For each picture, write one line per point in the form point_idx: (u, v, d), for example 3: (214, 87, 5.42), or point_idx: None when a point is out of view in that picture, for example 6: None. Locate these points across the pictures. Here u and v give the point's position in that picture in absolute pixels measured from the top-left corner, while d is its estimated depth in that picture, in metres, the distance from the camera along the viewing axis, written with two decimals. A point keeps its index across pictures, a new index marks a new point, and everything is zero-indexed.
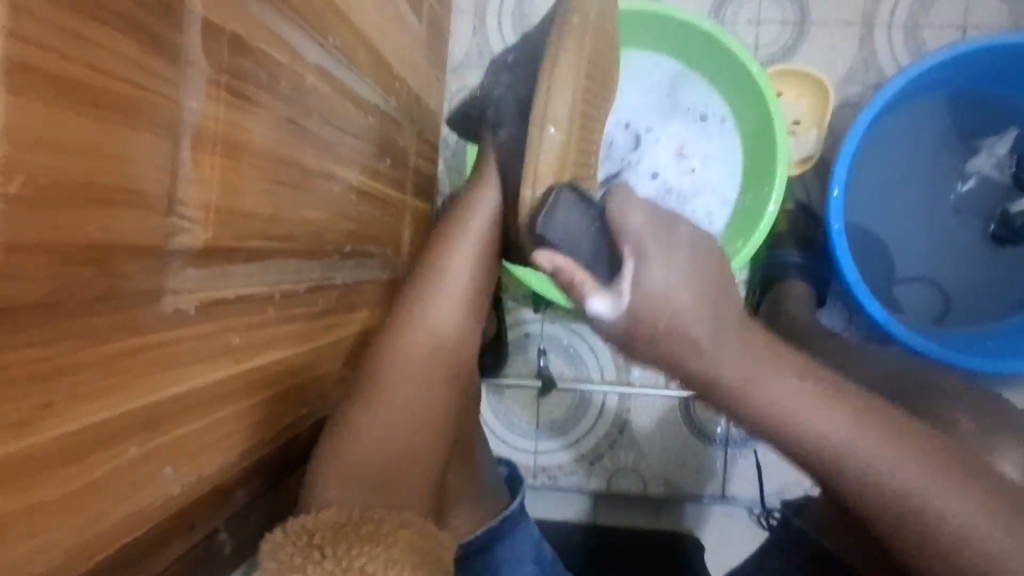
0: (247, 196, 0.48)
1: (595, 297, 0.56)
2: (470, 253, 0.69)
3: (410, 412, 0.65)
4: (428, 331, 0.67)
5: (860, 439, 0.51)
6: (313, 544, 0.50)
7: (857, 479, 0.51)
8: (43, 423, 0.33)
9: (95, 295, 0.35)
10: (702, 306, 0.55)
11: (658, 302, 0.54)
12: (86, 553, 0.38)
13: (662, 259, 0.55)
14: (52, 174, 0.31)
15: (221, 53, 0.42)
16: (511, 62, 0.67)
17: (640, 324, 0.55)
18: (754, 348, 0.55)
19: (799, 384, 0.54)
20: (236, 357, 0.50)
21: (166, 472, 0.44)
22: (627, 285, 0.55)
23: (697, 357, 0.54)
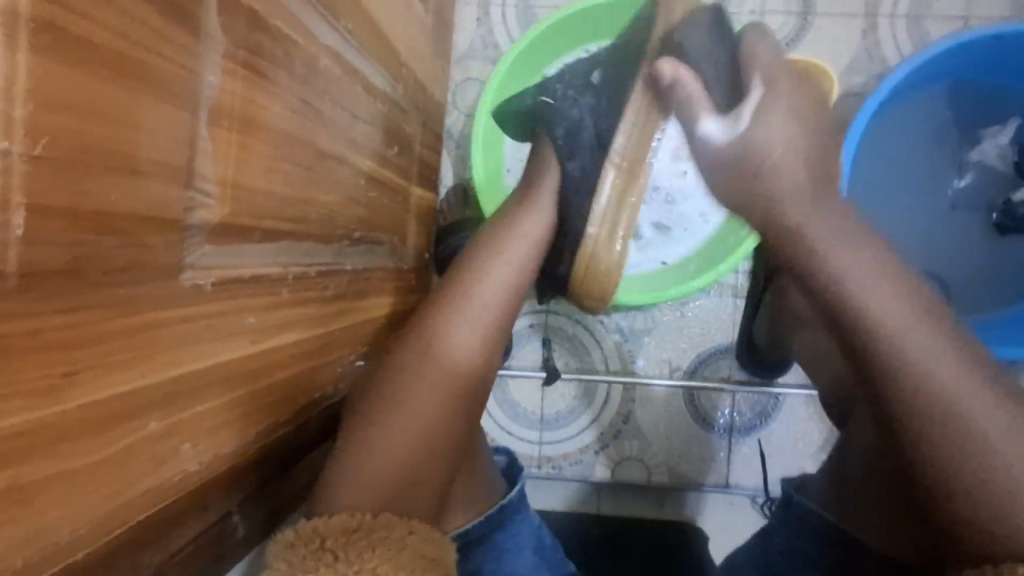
0: (262, 176, 0.48)
1: (707, 118, 0.60)
2: (516, 257, 0.69)
3: (429, 408, 0.62)
4: (460, 339, 0.65)
5: (922, 339, 0.52)
6: (324, 549, 0.47)
7: (908, 382, 0.51)
8: (67, 392, 0.33)
9: (117, 265, 0.35)
10: (800, 159, 0.58)
11: (766, 145, 0.58)
12: (107, 526, 0.38)
13: (792, 104, 0.59)
14: (74, 139, 0.31)
15: (238, 28, 0.42)
16: (595, 83, 0.68)
17: (734, 161, 0.60)
18: (846, 228, 0.57)
19: (889, 280, 0.55)
20: (251, 337, 0.49)
21: (185, 448, 0.44)
22: (747, 113, 0.59)
23: (784, 210, 0.58)
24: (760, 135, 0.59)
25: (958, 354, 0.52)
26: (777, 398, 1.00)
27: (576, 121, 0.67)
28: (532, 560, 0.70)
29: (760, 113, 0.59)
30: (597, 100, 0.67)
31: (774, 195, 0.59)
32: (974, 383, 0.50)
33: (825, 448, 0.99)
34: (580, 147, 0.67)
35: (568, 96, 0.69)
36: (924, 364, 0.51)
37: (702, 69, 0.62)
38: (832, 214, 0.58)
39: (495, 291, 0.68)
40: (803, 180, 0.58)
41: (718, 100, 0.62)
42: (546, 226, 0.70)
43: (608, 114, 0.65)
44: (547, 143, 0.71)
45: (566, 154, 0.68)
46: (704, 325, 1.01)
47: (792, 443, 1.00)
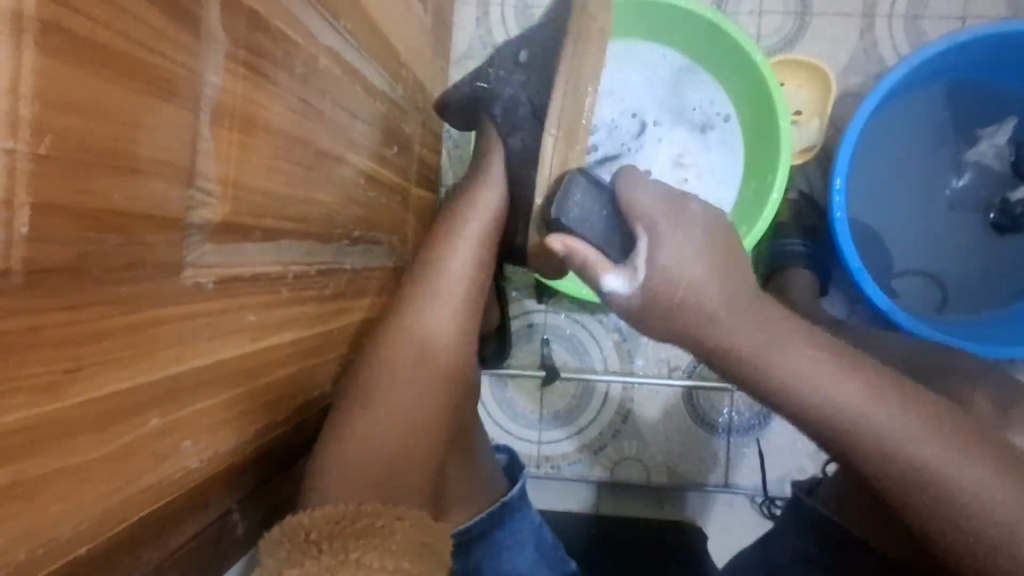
0: (263, 175, 0.48)
1: (610, 273, 0.58)
2: (474, 236, 0.68)
3: (411, 396, 0.63)
4: (435, 330, 0.65)
5: (837, 388, 0.52)
6: (309, 542, 0.47)
7: (839, 428, 0.52)
8: (70, 389, 0.33)
9: (119, 263, 0.35)
10: (710, 278, 0.56)
11: (670, 284, 0.56)
12: (108, 522, 0.38)
13: (675, 238, 0.57)
14: (79, 138, 0.31)
15: (239, 28, 0.42)
16: (523, 61, 0.63)
17: (654, 306, 0.57)
18: (769, 321, 0.56)
19: (821, 357, 0.54)
20: (251, 334, 0.50)
21: (186, 445, 0.44)
22: (642, 265, 0.57)
23: (714, 332, 0.56)
24: (663, 273, 0.56)
25: (880, 383, 0.53)
26: None
27: (513, 98, 0.63)
28: (531, 557, 0.70)
29: (653, 256, 0.57)
30: (527, 77, 0.62)
31: (689, 319, 0.56)
32: (899, 416, 0.51)
33: (824, 447, 0.99)
34: (519, 120, 0.64)
35: (499, 73, 0.64)
36: (850, 407, 0.52)
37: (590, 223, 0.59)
38: (760, 319, 0.56)
39: (464, 273, 0.68)
40: (723, 305, 0.56)
41: (615, 254, 0.60)
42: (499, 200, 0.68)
43: (540, 88, 0.61)
44: (489, 126, 0.68)
45: (508, 129, 0.65)
46: None
47: (791, 442, 1.00)
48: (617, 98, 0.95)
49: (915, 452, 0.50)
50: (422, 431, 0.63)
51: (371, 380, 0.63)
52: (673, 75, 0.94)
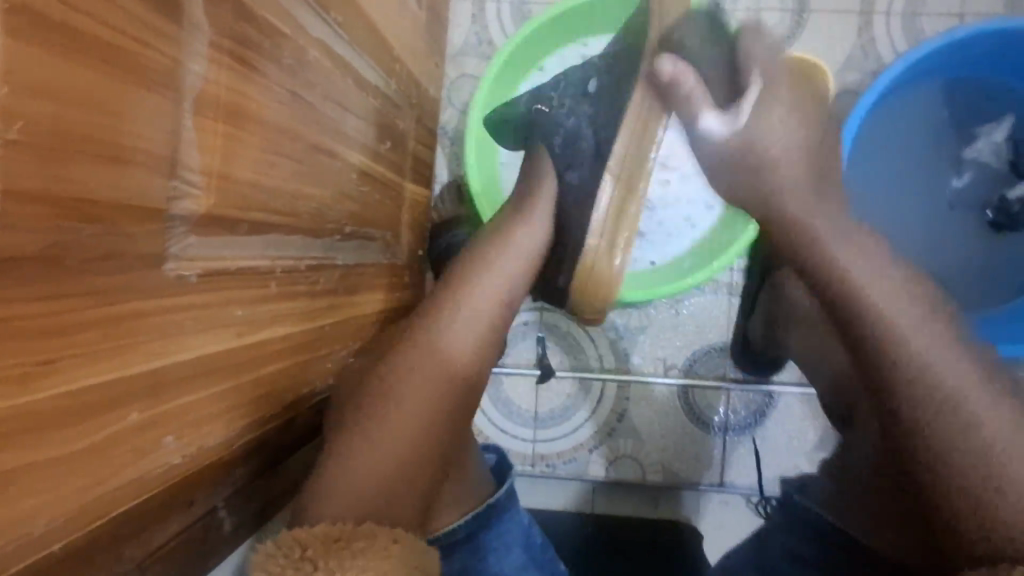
0: (250, 167, 0.47)
1: (707, 114, 0.61)
2: (508, 265, 0.71)
3: (424, 406, 0.62)
4: (448, 341, 0.65)
5: (916, 329, 0.54)
6: (304, 559, 0.46)
7: (928, 389, 0.52)
8: (45, 381, 0.33)
9: (96, 254, 0.34)
10: (802, 149, 0.62)
11: (764, 148, 0.61)
12: (87, 517, 0.37)
13: (787, 111, 0.62)
14: (52, 125, 0.30)
15: (224, 18, 0.42)
16: (592, 92, 0.70)
17: (735, 158, 0.62)
18: (858, 242, 0.60)
19: (894, 285, 0.57)
20: (237, 330, 0.49)
21: (168, 440, 0.43)
22: (745, 107, 0.61)
23: (781, 203, 0.62)
24: (753, 143, 0.61)
25: (964, 372, 0.53)
26: (772, 396, 1.00)
27: (575, 130, 0.69)
28: (520, 559, 0.69)
29: (763, 107, 0.61)
30: (594, 109, 0.68)
31: (770, 183, 0.62)
32: (963, 367, 0.53)
33: (821, 447, 0.99)
34: (578, 156, 0.68)
35: (564, 105, 0.71)
36: (944, 374, 0.52)
37: (705, 69, 0.62)
38: (865, 257, 0.59)
39: (490, 296, 0.69)
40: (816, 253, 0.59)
41: (716, 95, 0.62)
42: (544, 233, 0.72)
43: (608, 125, 0.65)
44: (545, 151, 0.72)
45: (564, 162, 0.69)
46: (699, 324, 1.00)
47: (787, 441, 1.00)
48: None
49: (990, 433, 0.50)
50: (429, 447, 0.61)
51: (399, 383, 0.63)
52: None
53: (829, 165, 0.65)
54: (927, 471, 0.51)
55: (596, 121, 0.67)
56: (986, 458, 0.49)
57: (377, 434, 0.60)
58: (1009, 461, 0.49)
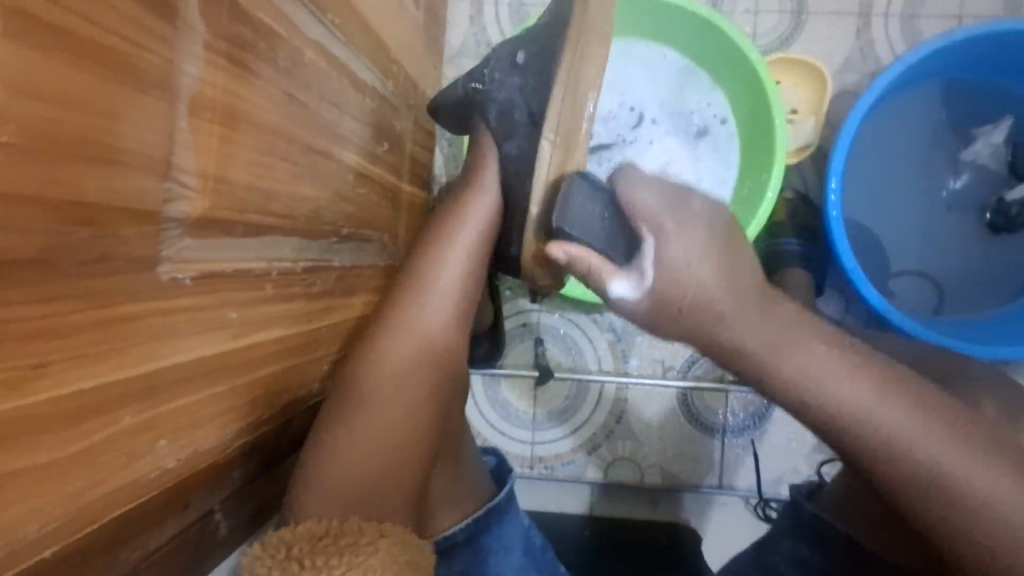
0: (246, 169, 0.47)
1: (616, 279, 0.57)
2: (464, 247, 0.67)
3: (393, 409, 0.61)
4: (413, 336, 0.64)
5: (862, 400, 0.51)
6: (289, 558, 0.45)
7: (851, 432, 0.51)
8: (39, 384, 0.32)
9: (90, 256, 0.34)
10: (722, 282, 0.55)
11: (680, 288, 0.55)
12: (79, 522, 0.37)
13: (683, 238, 0.56)
14: (46, 128, 0.30)
15: (220, 19, 0.42)
16: (521, 62, 0.63)
17: (658, 303, 0.56)
18: (780, 317, 0.56)
19: (838, 362, 0.53)
20: (232, 332, 0.49)
21: (162, 444, 0.43)
22: (648, 267, 0.56)
23: (717, 331, 0.55)
24: (669, 272, 0.56)
25: (903, 403, 0.51)
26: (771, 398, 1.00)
27: (509, 102, 0.63)
28: (520, 561, 0.69)
29: (662, 248, 0.56)
30: (524, 79, 0.62)
31: (709, 332, 0.56)
32: (924, 421, 0.50)
33: (819, 449, 0.99)
34: (516, 125, 0.63)
35: (497, 80, 0.64)
36: (863, 405, 0.51)
37: (593, 230, 0.58)
38: (777, 322, 0.55)
39: (449, 286, 0.66)
40: (734, 302, 0.55)
41: (616, 256, 0.58)
42: (491, 209, 0.67)
43: (541, 92, 0.60)
44: (483, 126, 0.66)
45: (504, 133, 0.64)
46: None
47: (787, 443, 1.00)
48: (618, 91, 0.94)
49: (917, 452, 0.49)
50: (401, 452, 0.61)
51: (366, 380, 0.62)
52: (671, 76, 0.93)
53: (747, 275, 0.57)
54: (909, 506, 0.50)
55: (528, 94, 0.62)
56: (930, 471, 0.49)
57: (357, 438, 0.60)
58: (949, 473, 0.48)
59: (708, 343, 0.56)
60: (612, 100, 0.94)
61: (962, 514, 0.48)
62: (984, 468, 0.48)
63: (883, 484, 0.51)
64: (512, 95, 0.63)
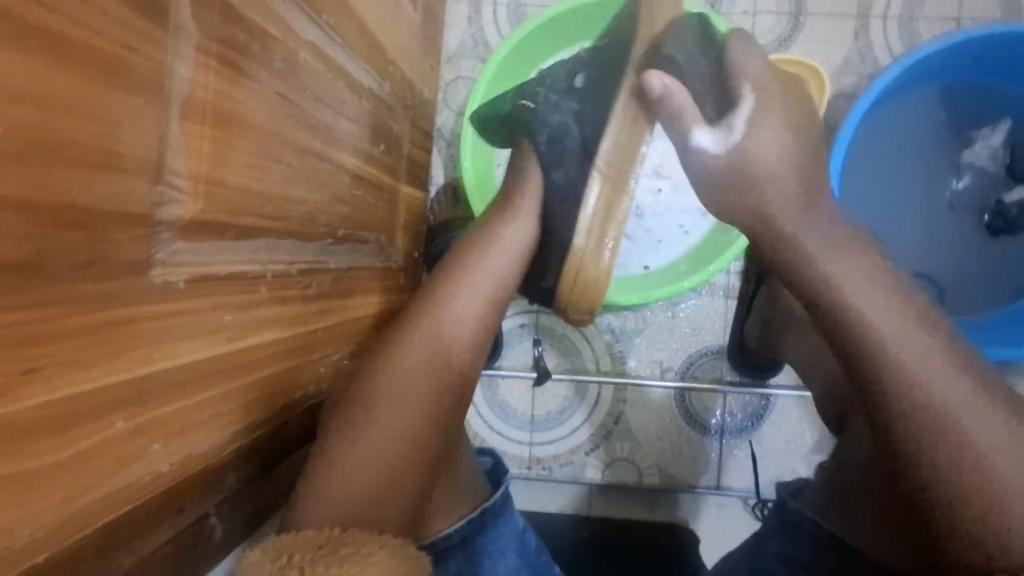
0: (239, 171, 0.47)
1: (703, 128, 0.59)
2: (495, 262, 0.69)
3: (413, 412, 0.61)
4: (439, 335, 0.65)
5: (910, 335, 0.54)
6: (292, 565, 0.45)
7: (897, 386, 0.53)
8: (28, 389, 0.32)
9: (80, 260, 0.34)
10: (790, 167, 0.60)
11: (756, 158, 0.60)
12: (71, 527, 0.37)
13: (768, 120, 0.60)
14: (34, 130, 0.30)
15: (212, 21, 0.41)
16: (578, 87, 0.67)
17: (729, 169, 0.60)
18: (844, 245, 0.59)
19: (892, 303, 0.56)
20: (226, 335, 0.49)
21: (155, 448, 0.43)
22: (738, 124, 0.59)
23: (777, 216, 0.60)
24: (750, 147, 0.59)
25: (950, 378, 0.52)
26: (768, 399, 0.99)
27: (562, 126, 0.67)
28: (514, 564, 0.69)
29: (756, 119, 0.59)
30: (579, 104, 0.66)
31: (764, 199, 0.60)
32: (965, 387, 0.52)
33: (817, 450, 0.99)
34: (564, 153, 0.66)
35: (553, 104, 0.69)
36: (908, 362, 0.53)
37: (690, 74, 0.61)
38: (836, 245, 0.59)
39: (473, 296, 0.67)
40: (798, 220, 0.60)
41: (707, 110, 0.61)
42: (530, 231, 0.70)
43: (592, 121, 0.64)
44: (528, 147, 0.71)
45: (552, 162, 0.68)
46: (695, 325, 1.00)
47: (784, 445, 0.99)
48: None
49: (951, 412, 0.51)
50: (413, 454, 0.60)
51: (383, 383, 0.62)
52: None
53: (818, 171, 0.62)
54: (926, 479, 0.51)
55: (584, 121, 0.64)
56: (959, 437, 0.50)
57: (367, 443, 0.59)
58: (979, 448, 0.49)
59: (767, 237, 0.61)
60: None
61: None
62: (1007, 448, 0.49)
63: (901, 449, 0.52)
64: (565, 121, 0.67)
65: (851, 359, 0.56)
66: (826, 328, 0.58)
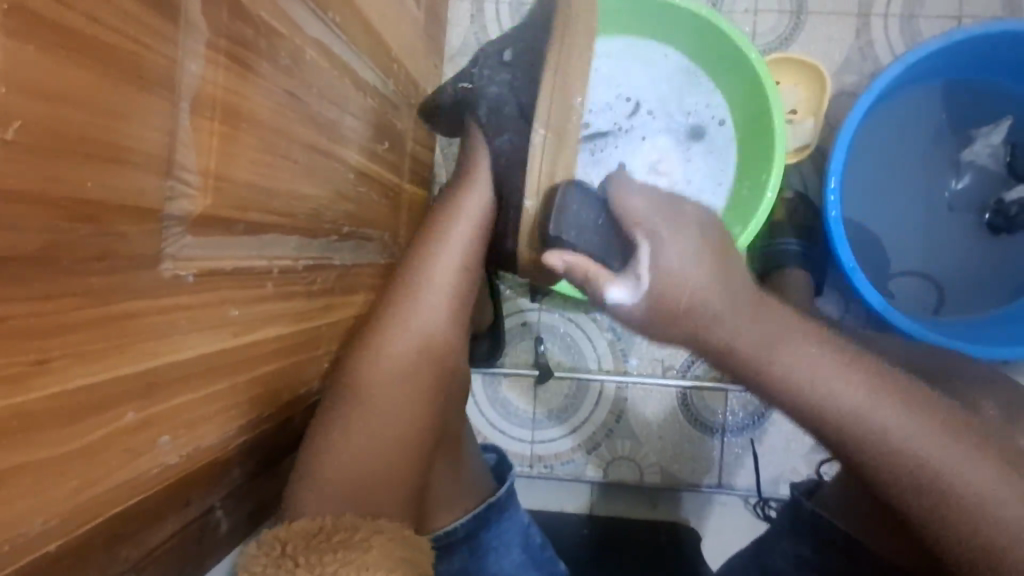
0: (247, 167, 0.47)
1: (614, 286, 0.55)
2: (452, 260, 0.67)
3: (385, 412, 0.61)
4: (403, 338, 0.64)
5: (863, 393, 0.51)
6: (285, 556, 0.46)
7: (853, 427, 0.51)
8: (40, 380, 0.33)
9: (91, 253, 0.34)
10: (716, 284, 0.53)
11: (675, 288, 0.53)
12: (80, 517, 0.37)
13: (679, 241, 0.54)
14: (48, 123, 0.30)
15: (221, 17, 0.42)
16: (509, 60, 0.63)
17: (658, 303, 0.54)
18: (776, 315, 0.55)
19: (842, 360, 0.53)
20: (233, 330, 0.49)
21: (163, 441, 0.44)
22: (646, 272, 0.54)
23: (717, 328, 0.53)
24: (665, 276, 0.53)
25: (910, 413, 0.51)
26: None
27: (498, 99, 0.63)
28: (519, 558, 0.69)
29: (658, 251, 0.54)
30: (512, 74, 0.62)
31: (709, 329, 0.54)
32: (926, 423, 0.50)
33: (818, 448, 0.99)
34: (505, 120, 0.63)
35: (485, 79, 0.64)
36: (864, 414, 0.50)
37: (584, 236, 0.58)
38: (775, 318, 0.54)
39: (439, 294, 0.66)
40: (729, 305, 0.53)
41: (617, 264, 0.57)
42: (487, 208, 0.68)
43: (528, 88, 0.60)
44: (475, 127, 0.67)
45: (495, 130, 0.64)
46: None
47: (785, 443, 1.00)
48: (615, 82, 0.95)
49: (915, 449, 0.49)
50: (398, 450, 0.61)
51: (367, 381, 0.62)
52: (671, 73, 0.94)
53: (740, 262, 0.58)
54: (904, 501, 0.50)
55: (520, 92, 0.61)
56: (919, 462, 0.49)
57: (357, 440, 0.60)
58: (952, 479, 0.48)
59: (701, 343, 0.55)
60: (612, 90, 0.95)
61: (958, 508, 0.48)
62: (981, 469, 0.49)
63: (880, 475, 0.51)
64: (501, 91, 0.63)
65: (800, 419, 0.54)
66: (777, 407, 0.55)
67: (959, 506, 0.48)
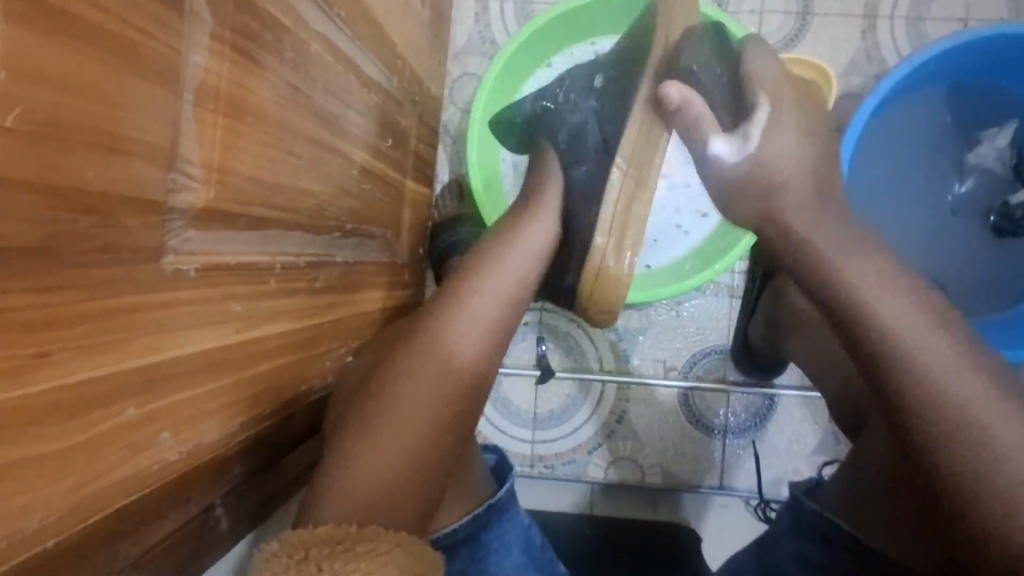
0: (249, 162, 0.46)
1: (719, 138, 0.61)
2: (513, 271, 0.67)
3: (426, 409, 0.60)
4: (454, 345, 0.63)
5: (961, 374, 0.52)
6: (305, 560, 0.45)
7: (886, 353, 0.54)
8: (39, 374, 0.32)
9: (93, 246, 0.34)
10: (809, 162, 0.62)
11: (772, 168, 0.61)
12: (82, 513, 0.37)
13: (784, 127, 0.61)
14: (49, 111, 0.30)
15: (226, 9, 0.41)
16: (597, 86, 0.70)
17: (747, 187, 0.62)
18: (868, 257, 0.58)
19: (941, 340, 0.53)
20: (236, 325, 0.48)
21: (165, 437, 0.43)
22: (755, 133, 0.61)
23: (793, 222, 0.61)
24: (766, 156, 0.61)
25: (992, 396, 0.51)
26: (773, 400, 0.99)
27: (579, 126, 0.69)
28: (519, 560, 0.69)
29: (769, 130, 0.61)
30: (598, 105, 0.69)
31: (779, 206, 0.61)
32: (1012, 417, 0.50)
33: (821, 450, 0.99)
34: (585, 150, 0.68)
35: (570, 100, 0.71)
36: (939, 390, 0.51)
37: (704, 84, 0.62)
38: (862, 249, 0.59)
39: (491, 306, 0.65)
40: (817, 197, 0.61)
41: (724, 117, 0.63)
42: (551, 228, 0.69)
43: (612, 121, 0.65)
44: (548, 147, 0.72)
45: (573, 158, 0.69)
46: (700, 325, 1.00)
47: (787, 445, 0.99)
48: None
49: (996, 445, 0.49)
50: (424, 457, 0.59)
51: (417, 381, 0.61)
52: None
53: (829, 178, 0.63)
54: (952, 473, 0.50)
55: (602, 119, 0.67)
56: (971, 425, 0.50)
57: (383, 437, 0.59)
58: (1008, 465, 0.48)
59: (779, 232, 0.62)
60: None
61: None
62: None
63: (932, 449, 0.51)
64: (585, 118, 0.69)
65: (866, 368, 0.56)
66: (854, 358, 0.57)
67: (977, 457, 0.49)
